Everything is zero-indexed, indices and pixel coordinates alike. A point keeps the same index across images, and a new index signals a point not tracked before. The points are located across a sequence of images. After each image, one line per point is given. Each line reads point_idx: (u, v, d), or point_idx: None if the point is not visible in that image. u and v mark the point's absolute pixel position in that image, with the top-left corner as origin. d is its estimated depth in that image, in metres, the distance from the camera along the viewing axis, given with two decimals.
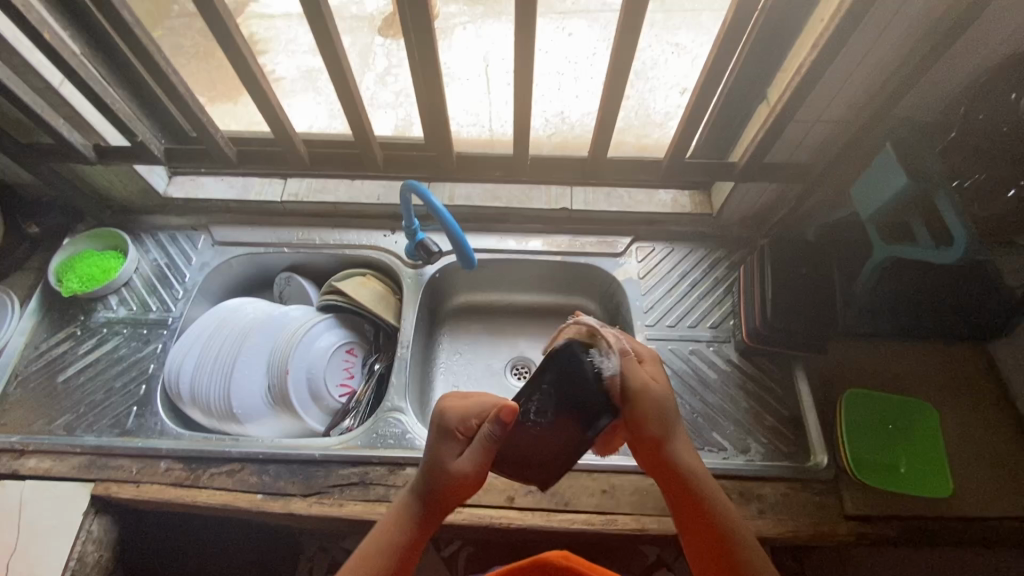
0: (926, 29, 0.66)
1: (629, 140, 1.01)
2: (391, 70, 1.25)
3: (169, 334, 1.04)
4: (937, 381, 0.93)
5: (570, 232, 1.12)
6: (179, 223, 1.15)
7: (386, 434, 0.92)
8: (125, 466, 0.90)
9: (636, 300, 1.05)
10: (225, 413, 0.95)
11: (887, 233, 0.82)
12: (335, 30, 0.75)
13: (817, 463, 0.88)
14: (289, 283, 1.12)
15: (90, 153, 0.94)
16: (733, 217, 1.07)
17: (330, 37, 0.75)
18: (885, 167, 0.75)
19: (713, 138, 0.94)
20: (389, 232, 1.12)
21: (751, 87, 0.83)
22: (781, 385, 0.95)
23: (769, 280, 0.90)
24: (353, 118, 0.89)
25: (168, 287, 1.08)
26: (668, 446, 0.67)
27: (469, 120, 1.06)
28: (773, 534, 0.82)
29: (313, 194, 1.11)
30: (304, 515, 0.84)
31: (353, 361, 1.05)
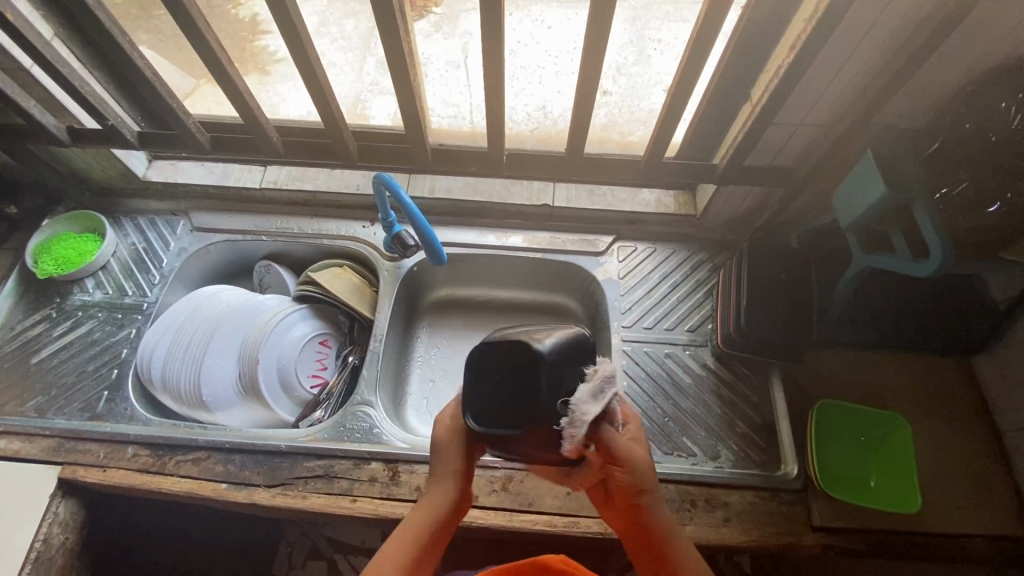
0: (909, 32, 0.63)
1: (613, 137, 0.98)
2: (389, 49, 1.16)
3: (143, 319, 1.04)
4: (914, 394, 0.91)
5: (550, 229, 1.10)
6: (159, 207, 1.14)
7: (354, 428, 0.91)
8: (92, 450, 0.90)
9: (614, 301, 1.04)
10: (195, 400, 0.95)
11: (867, 242, 0.80)
12: (300, 19, 0.74)
13: (786, 472, 0.87)
14: (268, 272, 1.12)
15: (64, 135, 0.94)
16: (717, 219, 1.05)
17: (295, 25, 0.73)
18: (866, 174, 0.73)
19: (695, 138, 0.92)
20: (367, 223, 1.11)
21: (733, 87, 0.81)
22: (756, 392, 0.94)
23: (746, 286, 0.88)
24: (324, 108, 0.88)
25: (144, 272, 1.08)
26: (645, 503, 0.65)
27: (448, 111, 1.02)
28: (736, 542, 0.82)
29: (292, 181, 1.11)
30: (268, 506, 0.84)
31: (327, 353, 1.05)
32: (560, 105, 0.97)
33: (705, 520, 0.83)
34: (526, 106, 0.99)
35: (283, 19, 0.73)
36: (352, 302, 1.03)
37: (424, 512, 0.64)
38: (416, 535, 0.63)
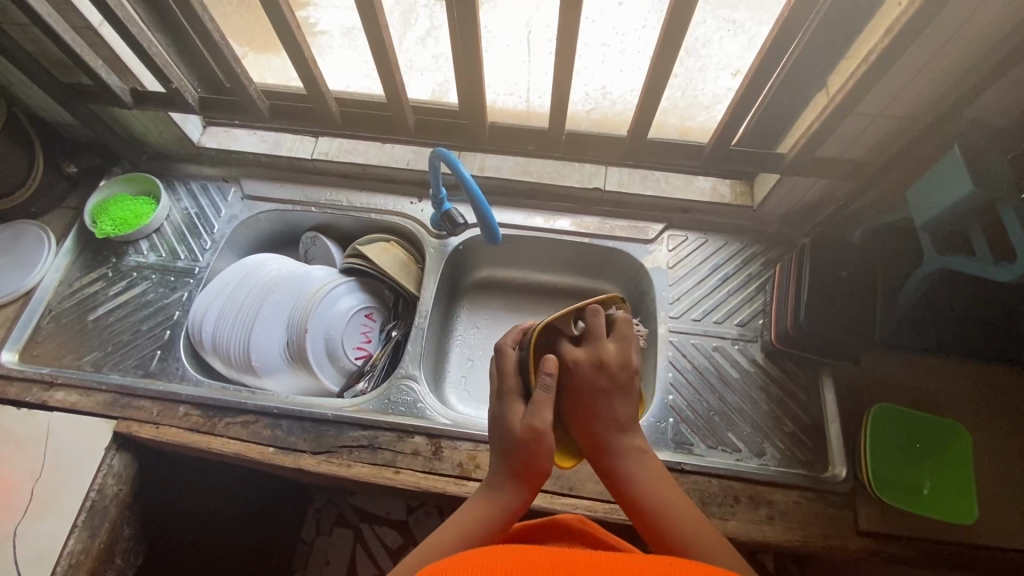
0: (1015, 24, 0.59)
1: (672, 122, 0.98)
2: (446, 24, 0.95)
3: (195, 283, 1.06)
4: (971, 402, 0.89)
5: (599, 213, 1.09)
6: (211, 173, 1.15)
7: (398, 401, 0.92)
8: (146, 407, 0.92)
9: (662, 290, 1.02)
10: (244, 365, 0.97)
11: (942, 242, 0.77)
12: None
13: (834, 474, 0.85)
14: (315, 244, 1.13)
15: (127, 97, 0.95)
16: (773, 213, 1.02)
17: None
18: (950, 171, 0.70)
19: (762, 127, 0.89)
20: (416, 200, 1.11)
21: (810, 74, 0.77)
22: (805, 390, 0.92)
23: (806, 281, 0.85)
24: (387, 78, 0.87)
25: (196, 237, 1.10)
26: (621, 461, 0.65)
27: (506, 88, 0.99)
28: (779, 541, 0.80)
29: (343, 154, 1.11)
30: (313, 471, 0.86)
31: (371, 326, 1.06)
32: (622, 86, 0.94)
33: (748, 516, 0.82)
34: (585, 86, 0.96)
35: None
36: (398, 277, 1.03)
37: (482, 510, 0.63)
38: (461, 537, 0.61)
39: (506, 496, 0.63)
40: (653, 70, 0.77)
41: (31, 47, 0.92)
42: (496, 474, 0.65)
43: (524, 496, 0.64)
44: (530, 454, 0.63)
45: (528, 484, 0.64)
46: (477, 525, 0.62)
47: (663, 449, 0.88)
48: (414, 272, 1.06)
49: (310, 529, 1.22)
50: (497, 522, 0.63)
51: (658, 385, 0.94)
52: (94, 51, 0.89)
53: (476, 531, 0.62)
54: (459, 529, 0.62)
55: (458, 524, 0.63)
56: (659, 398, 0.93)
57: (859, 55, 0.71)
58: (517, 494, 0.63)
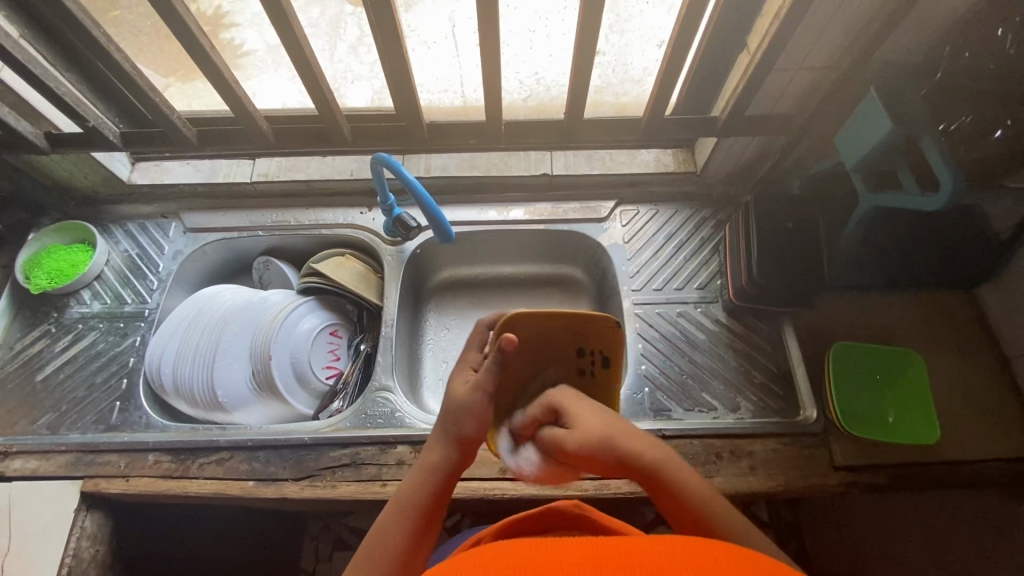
0: None
1: (607, 100, 1.00)
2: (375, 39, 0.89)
3: (147, 326, 1.02)
4: (923, 329, 0.93)
5: (551, 199, 1.09)
6: (148, 211, 1.11)
7: (375, 414, 0.91)
8: (113, 462, 0.88)
9: (622, 265, 1.04)
10: (211, 402, 0.94)
11: (874, 182, 0.80)
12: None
13: (806, 417, 0.88)
14: (269, 268, 1.10)
15: (43, 143, 0.90)
16: (717, 175, 1.05)
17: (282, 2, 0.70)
18: (870, 114, 0.73)
19: (693, 94, 0.91)
20: (365, 209, 1.09)
21: (729, 36, 0.80)
22: (770, 341, 0.95)
23: (754, 237, 0.88)
24: (313, 89, 0.85)
25: (142, 278, 1.06)
26: (684, 494, 0.59)
27: (439, 85, 0.97)
28: (765, 489, 0.83)
29: (282, 173, 1.08)
30: (298, 498, 0.84)
31: (338, 343, 1.04)
32: (553, 71, 0.95)
33: (732, 470, 0.85)
34: (519, 76, 0.96)
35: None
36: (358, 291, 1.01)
37: (420, 472, 0.65)
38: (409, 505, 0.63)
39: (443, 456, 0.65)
40: (579, 50, 0.77)
41: None
42: (433, 438, 0.68)
43: (453, 454, 0.66)
44: (454, 412, 0.67)
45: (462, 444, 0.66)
46: (415, 493, 0.63)
47: (643, 418, 0.90)
48: (375, 283, 1.05)
49: (310, 557, 1.18)
50: (438, 484, 0.64)
51: (630, 358, 0.96)
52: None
53: (418, 496, 0.63)
54: (401, 499, 0.63)
55: (404, 488, 0.64)
56: (633, 370, 0.95)
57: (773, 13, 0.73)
58: (451, 449, 0.66)
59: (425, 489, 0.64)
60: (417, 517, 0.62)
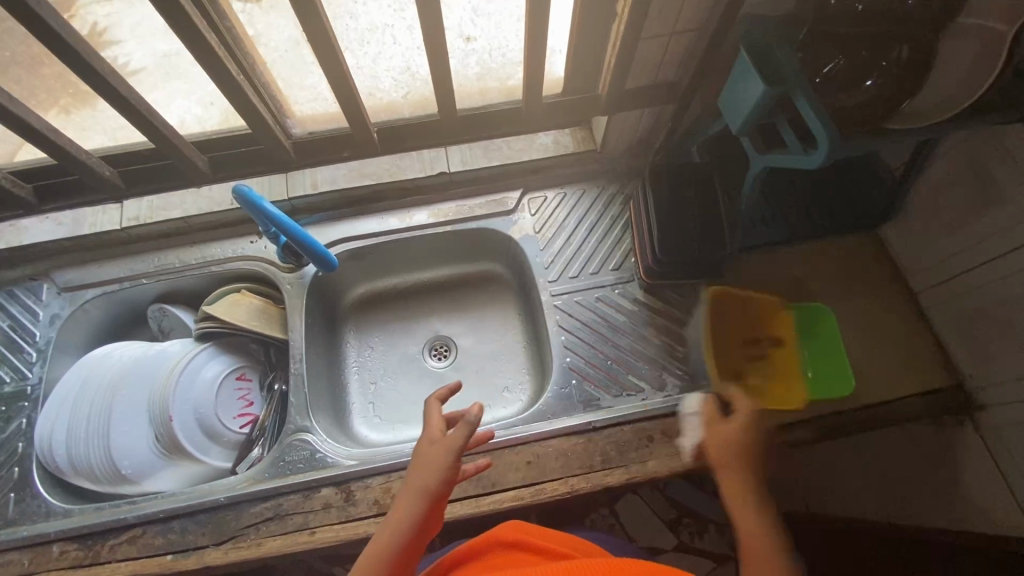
0: None
1: (492, 86, 0.93)
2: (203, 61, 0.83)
3: (32, 404, 0.93)
4: (835, 277, 0.94)
5: (455, 197, 1.04)
6: (13, 276, 1.00)
7: (295, 459, 0.86)
8: (14, 561, 0.81)
9: (534, 257, 1.00)
10: (115, 476, 0.87)
11: (762, 142, 0.78)
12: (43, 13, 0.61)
13: (731, 385, 0.88)
14: (166, 316, 1.01)
15: None
16: (618, 148, 1.01)
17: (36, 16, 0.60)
18: (743, 74, 0.70)
19: (573, 72, 0.87)
20: (256, 238, 1.01)
21: (592, 9, 0.75)
22: (690, 313, 0.94)
23: (655, 214, 0.86)
24: (146, 122, 0.76)
25: (17, 352, 0.96)
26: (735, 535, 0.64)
27: (303, 93, 0.88)
28: (697, 465, 0.83)
29: (155, 214, 0.98)
30: (222, 563, 0.79)
31: (249, 387, 0.96)
32: (425, 63, 0.88)
33: (664, 452, 0.84)
34: (390, 71, 0.88)
35: (52, 39, 0.64)
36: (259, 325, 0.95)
37: (391, 527, 0.64)
38: (380, 558, 0.62)
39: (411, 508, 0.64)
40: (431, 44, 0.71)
41: None
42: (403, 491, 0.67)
43: (426, 509, 0.65)
44: (426, 470, 0.66)
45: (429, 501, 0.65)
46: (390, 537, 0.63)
47: (573, 412, 0.89)
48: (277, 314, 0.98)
49: None
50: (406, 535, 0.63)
51: (554, 352, 0.94)
52: None
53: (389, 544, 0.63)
54: (376, 549, 0.63)
55: (372, 544, 0.63)
56: (558, 364, 0.93)
57: None
58: (423, 504, 0.65)
59: (398, 542, 0.63)
60: (387, 563, 0.62)
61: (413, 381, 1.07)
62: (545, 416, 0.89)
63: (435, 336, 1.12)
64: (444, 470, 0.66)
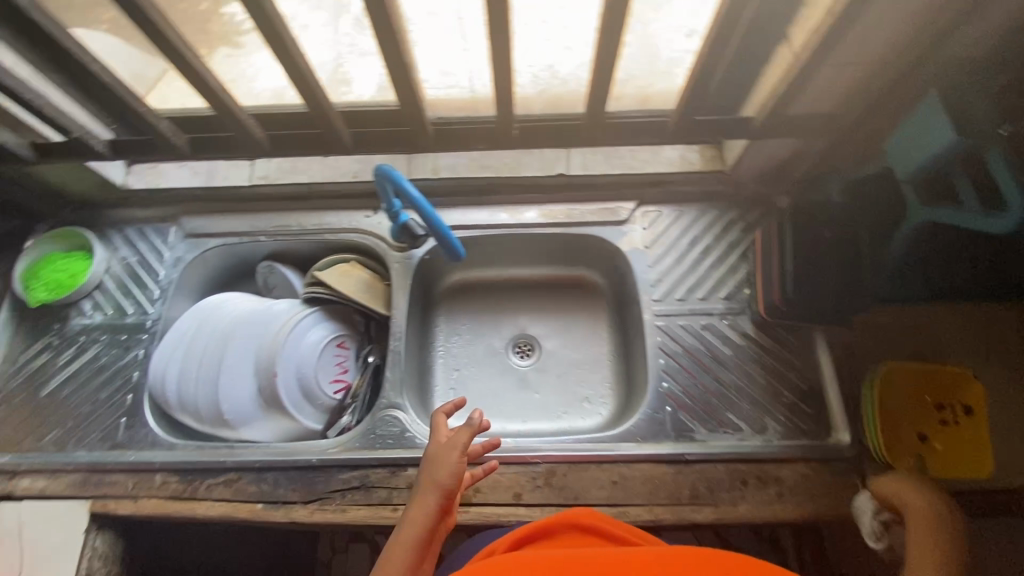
0: None
1: (630, 94, 0.90)
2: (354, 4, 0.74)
3: (149, 338, 0.99)
4: (970, 344, 0.87)
5: (567, 200, 1.02)
6: (146, 215, 1.06)
7: (385, 433, 0.88)
8: (121, 482, 0.87)
9: (642, 273, 0.98)
10: (217, 419, 0.92)
11: (929, 191, 0.72)
12: None
13: (839, 441, 0.83)
14: (272, 274, 1.05)
15: (28, 153, 0.85)
16: (747, 173, 0.97)
17: None
18: (925, 122, 0.66)
19: (725, 90, 0.83)
20: (371, 212, 1.03)
21: (768, 30, 0.71)
22: (801, 357, 0.89)
23: (790, 251, 0.81)
24: (305, 88, 0.78)
25: (142, 287, 1.02)
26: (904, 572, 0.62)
27: (445, 80, 0.89)
28: (792, 518, 0.79)
29: (281, 176, 1.05)
30: (308, 522, 0.82)
31: (345, 355, 0.99)
32: (570, 63, 0.86)
33: (758, 497, 0.81)
34: (532, 68, 0.87)
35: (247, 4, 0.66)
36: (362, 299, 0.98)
37: (408, 523, 0.67)
38: (404, 548, 0.65)
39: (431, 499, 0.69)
40: None
41: None
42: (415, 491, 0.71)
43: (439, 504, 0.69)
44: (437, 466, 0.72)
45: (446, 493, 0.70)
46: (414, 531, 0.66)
47: (664, 440, 0.86)
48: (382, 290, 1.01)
49: None
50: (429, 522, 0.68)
51: (651, 374, 0.91)
52: None
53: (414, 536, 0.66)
54: (397, 543, 0.66)
55: (392, 541, 0.66)
56: (653, 387, 0.90)
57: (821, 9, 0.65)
58: (436, 498, 0.69)
59: (416, 537, 0.66)
60: (414, 553, 0.65)
61: (494, 375, 1.07)
62: (633, 439, 0.86)
63: (520, 333, 1.10)
64: (455, 467, 0.71)
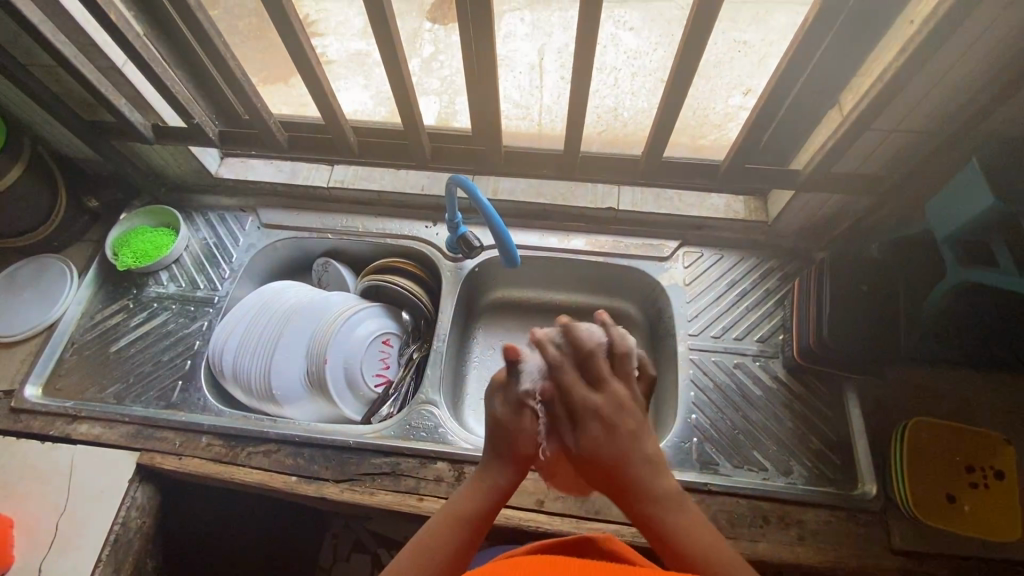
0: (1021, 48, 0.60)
1: (684, 141, 0.97)
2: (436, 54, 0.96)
3: (214, 312, 1.07)
4: (1003, 414, 0.87)
5: (613, 232, 1.08)
6: (229, 203, 1.17)
7: (419, 426, 0.92)
8: (169, 438, 0.93)
9: (680, 308, 1.02)
10: (265, 393, 0.97)
11: (966, 253, 0.76)
12: (387, 7, 0.73)
13: (864, 492, 0.84)
14: (327, 270, 1.13)
15: (148, 133, 0.98)
16: (788, 227, 1.02)
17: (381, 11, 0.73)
18: (970, 183, 0.69)
19: (774, 144, 0.89)
20: (431, 224, 1.11)
21: (821, 92, 0.78)
22: (831, 406, 0.91)
23: (827, 298, 0.85)
24: (401, 101, 0.88)
25: (215, 266, 1.11)
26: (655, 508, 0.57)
27: (518, 113, 1.00)
28: (812, 562, 0.79)
29: (357, 181, 1.12)
30: (336, 500, 0.86)
31: (389, 352, 1.05)
32: (632, 106, 0.95)
33: (778, 537, 0.81)
34: (596, 108, 0.96)
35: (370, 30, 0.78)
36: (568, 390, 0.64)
37: (471, 494, 0.63)
38: (461, 512, 0.61)
39: (490, 483, 0.63)
40: (669, 90, 0.78)
41: (55, 86, 0.94)
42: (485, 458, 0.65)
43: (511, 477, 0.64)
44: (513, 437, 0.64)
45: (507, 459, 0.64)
46: (452, 535, 0.59)
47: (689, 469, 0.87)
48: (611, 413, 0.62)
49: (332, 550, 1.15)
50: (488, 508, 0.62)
51: (680, 405, 0.93)
52: (118, 91, 0.92)
53: (448, 542, 0.59)
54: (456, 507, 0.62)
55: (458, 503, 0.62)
56: (682, 417, 0.92)
57: (870, 78, 0.72)
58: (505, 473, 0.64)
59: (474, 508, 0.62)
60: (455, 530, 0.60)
61: None
62: None
63: None
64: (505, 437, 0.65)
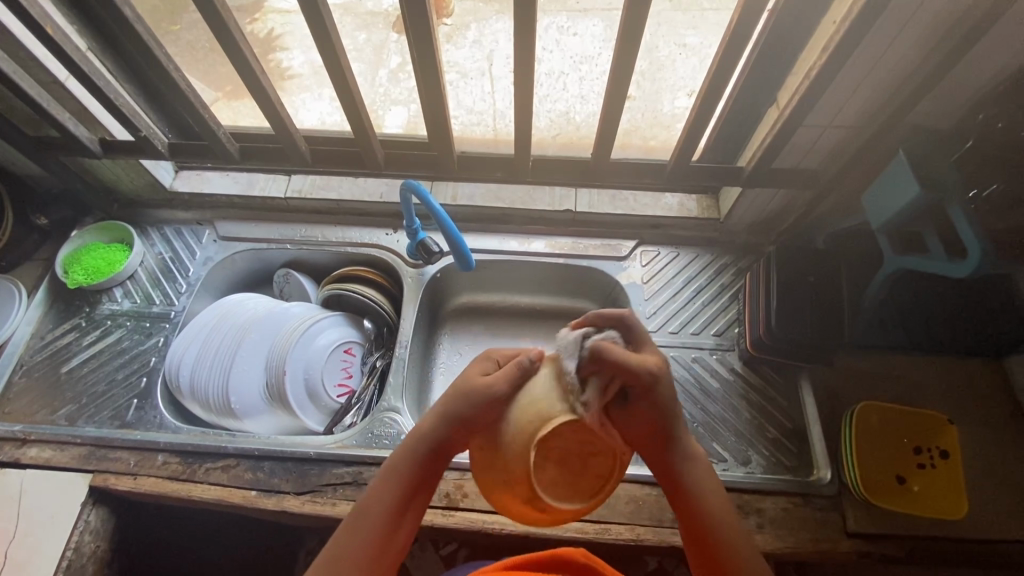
0: (932, 46, 0.63)
1: (635, 142, 1.02)
2: (404, 66, 1.18)
3: (171, 327, 1.05)
4: (947, 396, 0.91)
5: (573, 234, 1.09)
6: (185, 217, 1.15)
7: (381, 434, 0.91)
8: (124, 458, 0.90)
9: (639, 305, 1.03)
10: (224, 408, 0.96)
11: (899, 243, 0.79)
12: (328, 16, 0.74)
13: (820, 478, 0.86)
14: (288, 281, 1.12)
15: (96, 147, 0.96)
16: (741, 223, 1.05)
17: (323, 21, 0.74)
18: (897, 175, 0.71)
19: (720, 142, 0.92)
20: (391, 231, 1.11)
21: (758, 90, 0.81)
22: (786, 396, 0.93)
23: (774, 290, 0.87)
24: (351, 110, 0.89)
25: (171, 281, 1.09)
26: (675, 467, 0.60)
27: (472, 119, 1.07)
28: (771, 549, 0.81)
29: (315, 191, 1.13)
30: (297, 513, 0.85)
31: (352, 361, 1.05)
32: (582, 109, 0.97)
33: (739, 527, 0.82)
34: (549, 112, 1.03)
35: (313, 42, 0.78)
36: (539, 430, 0.51)
37: (399, 467, 0.60)
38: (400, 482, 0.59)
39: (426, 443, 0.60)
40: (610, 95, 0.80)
41: None
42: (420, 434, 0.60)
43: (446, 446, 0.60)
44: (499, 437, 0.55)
45: (453, 424, 0.57)
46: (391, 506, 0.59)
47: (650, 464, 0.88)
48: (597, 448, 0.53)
49: None
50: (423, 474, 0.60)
51: None
52: (61, 105, 0.90)
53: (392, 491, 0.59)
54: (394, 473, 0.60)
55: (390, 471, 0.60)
56: None
57: (800, 77, 0.75)
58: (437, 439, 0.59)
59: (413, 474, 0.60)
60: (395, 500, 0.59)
61: None
62: None
63: None
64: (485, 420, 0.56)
